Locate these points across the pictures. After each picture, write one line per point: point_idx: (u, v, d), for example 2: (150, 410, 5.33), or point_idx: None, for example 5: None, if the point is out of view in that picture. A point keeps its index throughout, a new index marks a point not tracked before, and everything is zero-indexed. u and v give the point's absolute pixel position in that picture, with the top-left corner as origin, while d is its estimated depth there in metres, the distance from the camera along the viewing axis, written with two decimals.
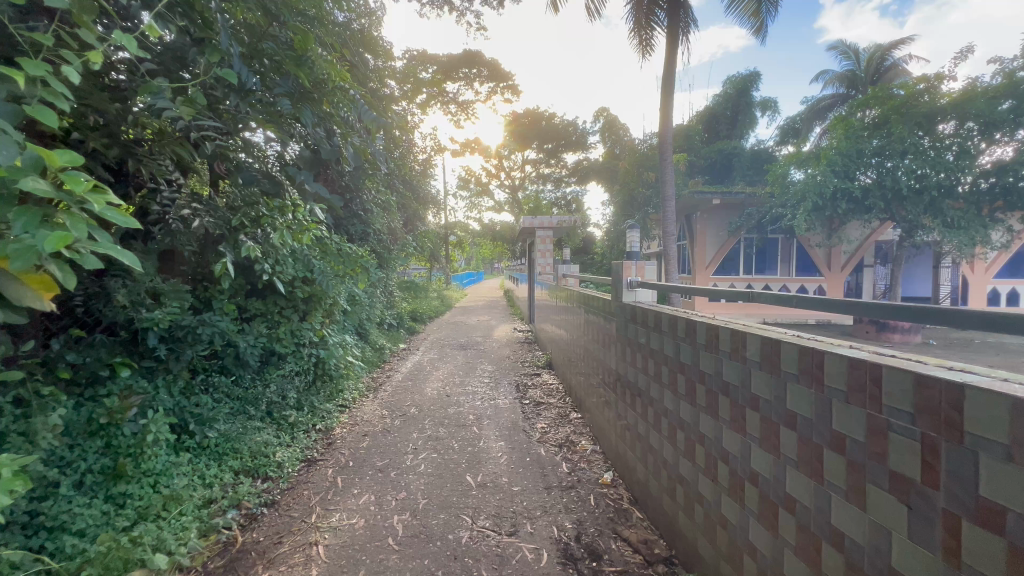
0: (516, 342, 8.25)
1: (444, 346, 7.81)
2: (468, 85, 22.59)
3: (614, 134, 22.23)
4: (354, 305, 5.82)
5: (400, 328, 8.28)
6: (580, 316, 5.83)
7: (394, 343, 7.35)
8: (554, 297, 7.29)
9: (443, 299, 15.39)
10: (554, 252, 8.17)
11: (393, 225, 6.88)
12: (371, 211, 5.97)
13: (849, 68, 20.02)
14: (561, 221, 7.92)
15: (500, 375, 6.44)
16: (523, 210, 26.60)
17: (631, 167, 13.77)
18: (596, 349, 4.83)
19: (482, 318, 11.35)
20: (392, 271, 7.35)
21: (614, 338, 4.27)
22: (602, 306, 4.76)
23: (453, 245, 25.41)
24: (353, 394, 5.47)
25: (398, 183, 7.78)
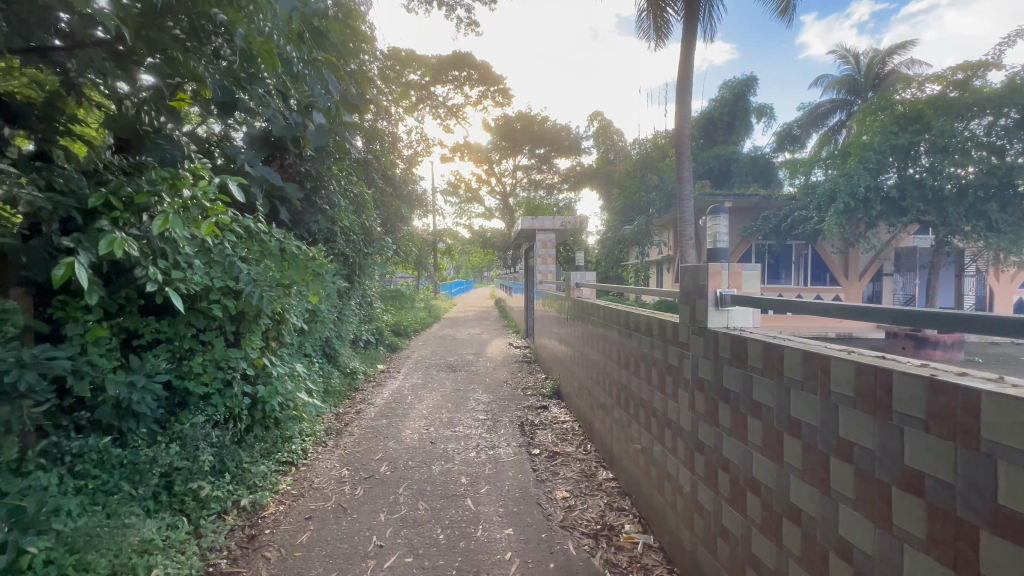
0: (513, 362, 7.21)
1: (429, 367, 6.79)
2: (458, 88, 21.91)
3: (608, 138, 21.54)
4: (314, 325, 4.75)
5: (379, 347, 7.26)
6: (598, 336, 4.78)
7: (371, 367, 6.29)
8: (559, 310, 6.27)
9: (430, 309, 14.41)
10: (557, 259, 7.12)
11: (366, 225, 5.85)
12: (337, 207, 4.95)
13: (848, 73, 19.56)
14: (566, 223, 6.94)
15: (498, 410, 5.40)
16: (514, 217, 25.74)
17: (632, 170, 12.91)
18: (637, 386, 3.78)
19: (473, 331, 10.34)
20: (367, 281, 6.33)
21: (670, 377, 3.27)
22: (643, 328, 3.71)
23: (441, 253, 24.58)
24: (306, 443, 4.40)
25: (374, 180, 6.77)
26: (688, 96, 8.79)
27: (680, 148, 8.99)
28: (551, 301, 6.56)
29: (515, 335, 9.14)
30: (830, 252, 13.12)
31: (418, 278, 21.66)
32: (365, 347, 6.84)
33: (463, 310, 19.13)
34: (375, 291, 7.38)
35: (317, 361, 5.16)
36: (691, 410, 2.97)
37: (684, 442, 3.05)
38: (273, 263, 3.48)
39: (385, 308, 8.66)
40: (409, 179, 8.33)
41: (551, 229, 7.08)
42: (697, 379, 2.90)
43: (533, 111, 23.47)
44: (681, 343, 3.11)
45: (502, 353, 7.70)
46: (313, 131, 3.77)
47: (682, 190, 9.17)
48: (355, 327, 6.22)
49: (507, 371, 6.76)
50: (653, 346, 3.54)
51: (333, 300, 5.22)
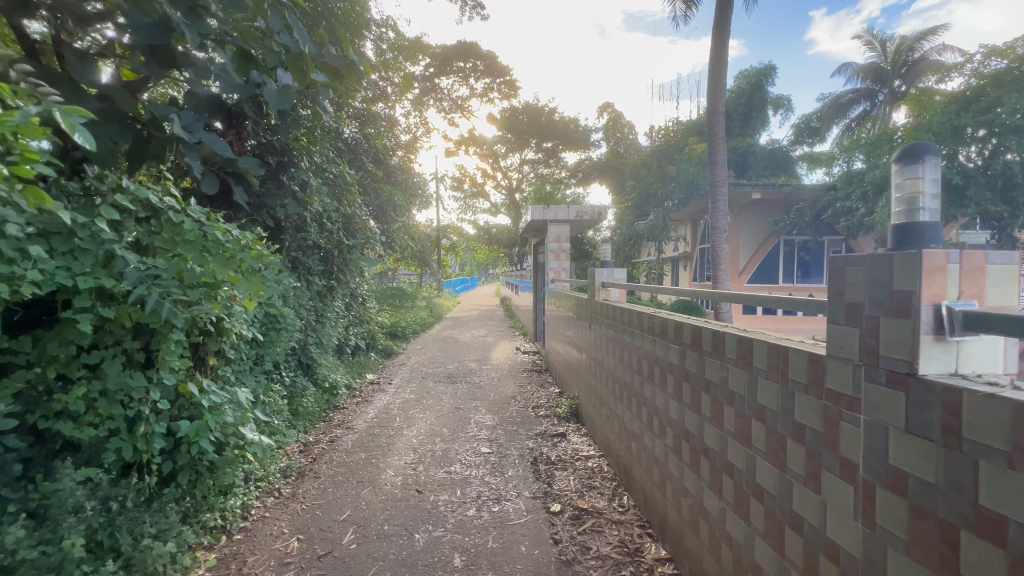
0: (521, 373, 6.36)
1: (426, 378, 6.01)
2: (463, 80, 21.17)
3: (619, 131, 20.64)
4: (270, 331, 3.83)
5: (370, 354, 6.53)
6: (638, 356, 3.61)
7: (356, 378, 5.50)
8: (577, 316, 5.33)
9: (431, 309, 13.65)
10: (571, 254, 6.27)
11: (349, 215, 5.07)
12: (308, 189, 4.16)
13: (874, 60, 18.52)
14: (582, 214, 6.07)
15: (503, 439, 4.43)
16: (521, 213, 24.90)
17: (648, 160, 11.92)
18: (711, 435, 2.58)
19: (477, 333, 9.54)
20: (354, 281, 5.57)
21: (770, 427, 2.08)
22: (715, 350, 2.54)
23: (445, 250, 23.82)
24: (253, 496, 3.28)
25: (365, 165, 5.99)
26: (722, 74, 7.91)
27: (714, 130, 8.12)
28: (565, 301, 5.70)
29: (522, 340, 8.33)
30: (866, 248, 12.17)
31: (421, 275, 20.96)
32: (351, 354, 6.08)
33: (467, 309, 18.44)
34: (365, 290, 6.63)
35: (284, 376, 4.30)
36: (816, 491, 1.78)
37: (809, 541, 1.83)
38: (191, 255, 2.61)
39: (378, 310, 7.89)
40: (405, 166, 7.52)
41: (566, 221, 6.20)
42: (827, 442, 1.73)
43: (541, 103, 22.58)
44: (789, 378, 1.93)
45: (508, 361, 6.87)
46: (275, 91, 3.01)
47: (716, 177, 8.33)
48: (338, 333, 5.41)
49: (515, 386, 5.82)
50: (733, 377, 2.36)
51: (302, 300, 4.39)
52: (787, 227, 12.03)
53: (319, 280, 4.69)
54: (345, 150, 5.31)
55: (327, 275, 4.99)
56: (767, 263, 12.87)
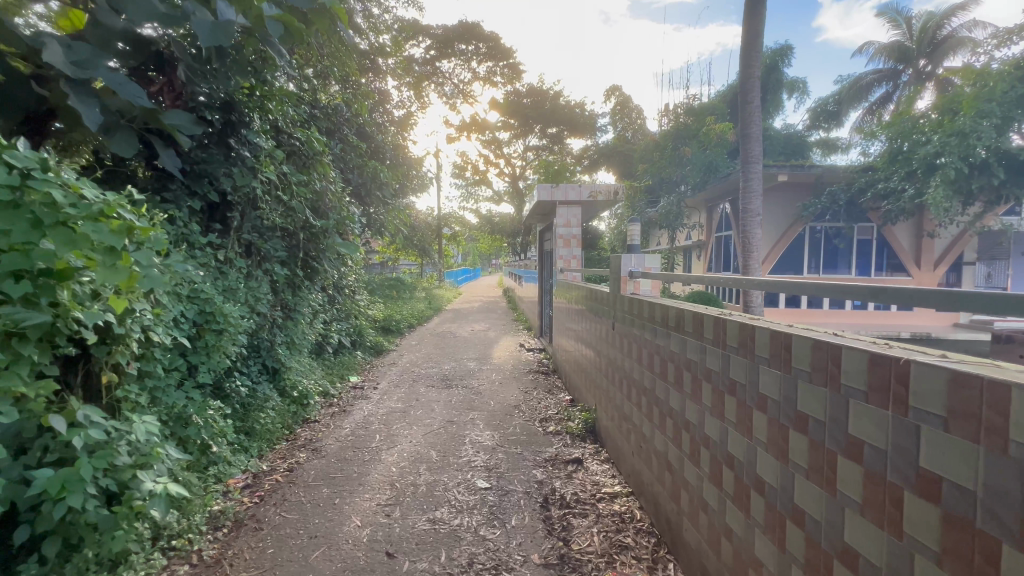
0: (525, 377, 5.65)
1: (417, 382, 5.35)
2: (464, 63, 20.30)
3: (627, 115, 19.78)
4: (187, 328, 2.91)
5: (356, 353, 5.90)
6: (669, 364, 2.95)
7: (330, 387, 4.79)
8: (595, 315, 4.51)
9: (430, 301, 13.05)
10: (583, 240, 5.49)
11: (326, 192, 4.43)
12: (257, 154, 3.54)
13: (899, 38, 17.44)
14: (595, 192, 5.30)
15: (503, 466, 3.62)
16: (524, 201, 24.11)
17: (662, 141, 10.82)
18: (771, 468, 1.95)
19: (477, 327, 8.89)
20: (333, 271, 4.91)
21: (868, 471, 1.45)
22: (773, 359, 1.92)
23: (447, 239, 23.18)
24: (167, 561, 2.42)
25: (347, 139, 5.26)
26: (759, 36, 7.07)
27: (748, 100, 7.39)
28: (578, 294, 4.96)
29: (526, 335, 7.67)
30: (897, 236, 11.44)
31: (422, 265, 20.44)
32: (330, 354, 5.43)
33: (469, 301, 17.86)
34: (351, 283, 5.99)
35: (230, 393, 3.56)
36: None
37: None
38: (13, 227, 1.79)
39: (369, 303, 7.26)
40: (397, 144, 6.80)
41: (580, 204, 5.43)
42: (998, 523, 1.08)
43: (546, 86, 21.69)
44: (909, 407, 1.30)
45: (509, 361, 6.19)
46: (207, 25, 2.33)
47: (750, 152, 7.66)
48: (309, 334, 4.69)
49: (519, 397, 5.03)
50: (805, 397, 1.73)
51: (253, 295, 3.64)
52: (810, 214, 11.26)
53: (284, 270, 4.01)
54: (319, 120, 4.60)
55: (296, 265, 4.32)
56: (788, 252, 12.09)
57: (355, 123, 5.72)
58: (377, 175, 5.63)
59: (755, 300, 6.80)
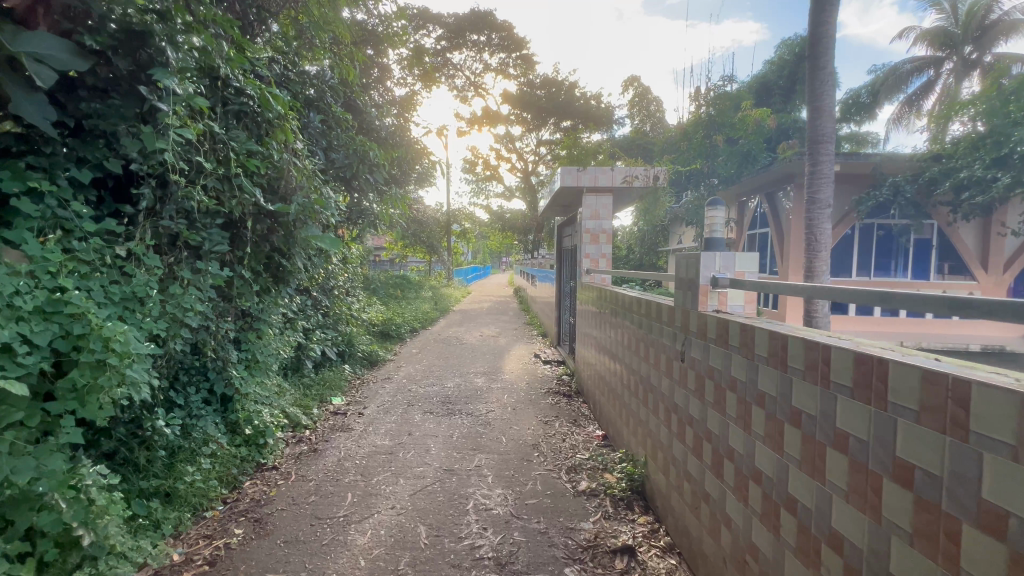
0: (541, 401, 4.78)
1: (413, 406, 4.57)
2: (477, 54, 19.52)
3: (646, 107, 18.80)
4: (33, 366, 2.15)
5: (342, 368, 5.12)
6: (695, 376, 2.72)
7: (296, 417, 4.02)
8: (638, 337, 3.61)
9: (437, 300, 12.42)
10: (614, 235, 4.57)
11: (300, 174, 3.59)
12: (183, 107, 2.81)
13: (943, 23, 16.18)
14: (629, 177, 4.35)
15: (519, 560, 2.61)
16: (538, 197, 23.26)
17: (689, 129, 9.61)
18: (757, 449, 2.12)
19: (487, 331, 8.09)
20: (312, 273, 4.14)
21: (852, 460, 1.60)
22: (770, 357, 2.04)
23: (457, 236, 22.48)
24: None
25: (333, 113, 4.47)
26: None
27: (821, 69, 6.43)
28: (615, 298, 4.08)
29: (541, 343, 6.85)
30: (959, 235, 10.47)
31: (430, 261, 19.83)
32: (306, 373, 4.67)
33: (478, 299, 17.22)
34: (338, 283, 5.24)
35: (134, 450, 2.79)
36: (930, 557, 1.30)
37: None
38: None
39: (363, 306, 6.50)
40: (398, 123, 5.95)
41: (611, 191, 4.52)
42: (956, 501, 1.24)
43: (560, 77, 20.76)
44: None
45: (522, 378, 5.35)
46: None
47: (819, 132, 6.76)
48: (271, 354, 3.90)
49: (536, 435, 4.09)
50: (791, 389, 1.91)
51: (174, 305, 2.86)
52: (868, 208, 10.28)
53: (227, 271, 3.17)
54: (284, 90, 3.85)
55: (253, 267, 3.55)
56: (840, 252, 11.16)
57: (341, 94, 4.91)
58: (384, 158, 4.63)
59: (818, 309, 5.85)
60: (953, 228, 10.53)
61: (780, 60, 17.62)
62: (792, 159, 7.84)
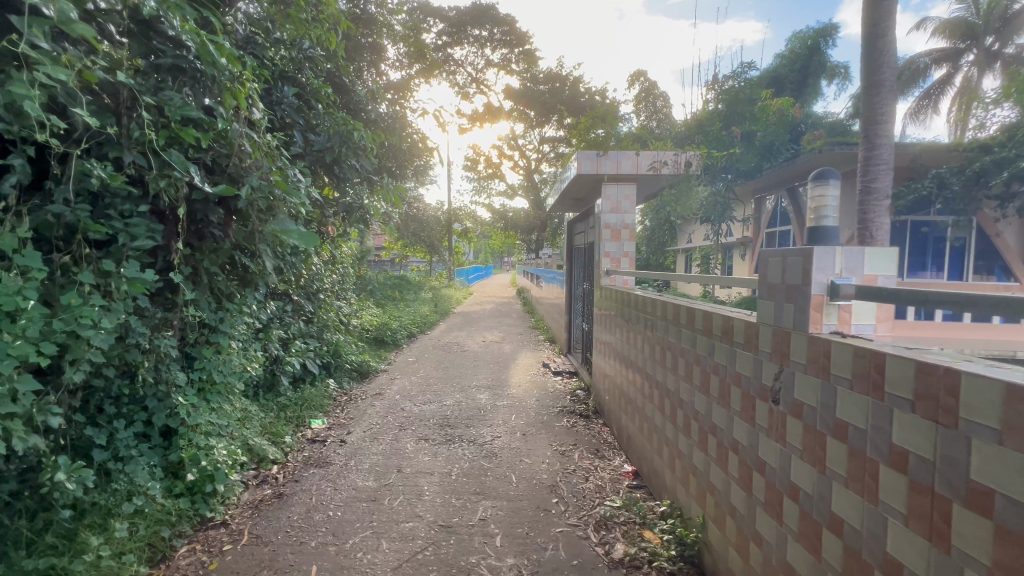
0: (555, 425, 4.22)
1: (406, 430, 4.05)
2: (478, 49, 18.95)
3: (652, 102, 18.17)
4: None
5: (324, 385, 4.56)
6: (703, 373, 2.83)
7: (261, 450, 3.47)
8: (675, 352, 3.17)
9: (437, 302, 11.89)
10: (637, 231, 4.00)
11: (259, 149, 3.01)
12: (77, 52, 2.26)
13: (965, 13, 15.46)
14: (658, 163, 3.79)
15: None
16: (541, 196, 22.69)
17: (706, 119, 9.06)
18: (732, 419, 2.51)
19: (489, 337, 7.53)
20: (287, 274, 3.60)
21: (806, 424, 1.95)
22: (747, 343, 2.41)
23: (458, 235, 21.94)
24: None
25: (312, 84, 3.85)
26: None
27: (882, 37, 6.08)
28: (645, 303, 3.57)
29: (549, 351, 6.29)
30: (998, 234, 9.79)
31: (430, 262, 19.28)
32: (278, 393, 4.11)
33: (479, 300, 16.68)
34: (323, 287, 4.70)
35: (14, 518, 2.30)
36: (859, 493, 1.66)
37: (849, 546, 1.71)
38: None
39: (354, 310, 5.94)
40: (392, 109, 5.38)
41: (634, 180, 3.93)
42: (873, 444, 1.61)
43: (564, 72, 20.16)
44: None
45: (530, 393, 4.80)
46: None
47: (876, 108, 6.33)
48: (232, 376, 3.35)
49: (550, 475, 3.50)
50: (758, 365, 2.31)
51: (67, 318, 2.26)
52: (906, 204, 9.75)
53: (149, 274, 2.59)
54: (247, 61, 3.30)
55: (190, 260, 2.99)
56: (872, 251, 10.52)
57: (321, 70, 4.34)
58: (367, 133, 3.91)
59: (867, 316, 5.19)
60: (990, 226, 9.85)
61: (792, 53, 16.97)
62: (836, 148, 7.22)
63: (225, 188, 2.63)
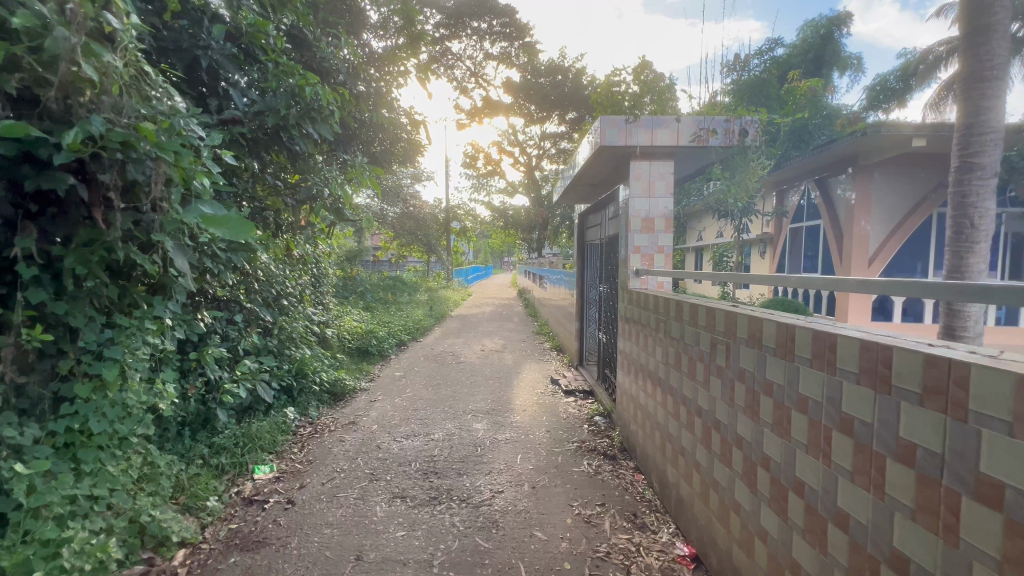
0: (572, 471, 2.70)
1: (377, 483, 2.50)
2: (476, 41, 18.11)
3: None
4: None
5: (253, 426, 2.84)
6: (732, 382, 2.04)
7: (157, 532, 1.98)
8: (693, 356, 2.36)
9: (433, 305, 11.08)
10: (674, 221, 2.92)
11: (147, 82, 1.94)
12: None
13: None
14: (708, 126, 2.68)
15: None
16: (542, 193, 21.84)
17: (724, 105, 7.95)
18: (781, 445, 1.73)
19: (489, 346, 6.68)
20: (220, 279, 2.69)
21: (922, 475, 1.19)
22: (783, 351, 1.72)
23: (457, 235, 21.16)
24: None
25: (238, 23, 2.77)
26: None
27: None
28: (659, 304, 2.71)
29: (558, 364, 5.42)
30: None
31: (429, 261, 18.52)
32: (206, 435, 2.64)
33: (479, 302, 15.88)
34: (287, 290, 3.83)
35: None
36: None
37: None
38: None
39: (330, 317, 5.10)
40: (372, 81, 4.51)
41: (673, 154, 2.87)
42: None
43: (566, 64, 19.22)
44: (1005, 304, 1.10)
45: (539, 422, 3.40)
46: None
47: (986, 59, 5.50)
48: (132, 423, 2.01)
49: (575, 564, 1.95)
50: (815, 383, 1.57)
51: None
52: None
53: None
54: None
55: (40, 253, 1.86)
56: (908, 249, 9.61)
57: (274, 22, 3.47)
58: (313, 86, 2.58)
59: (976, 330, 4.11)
60: None
61: (804, 43, 16.09)
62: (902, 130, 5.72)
63: (8, 123, 1.48)
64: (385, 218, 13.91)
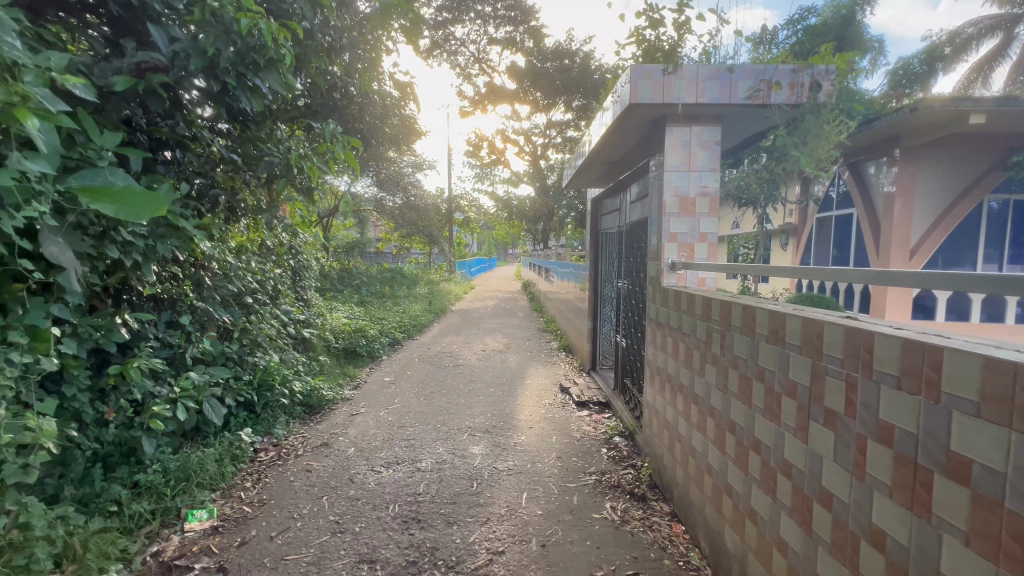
0: (592, 515, 2.12)
1: (338, 538, 1.92)
2: (481, 23, 17.32)
3: None
4: None
5: (193, 455, 2.24)
6: (805, 418, 1.32)
7: None
8: (750, 374, 1.60)
9: (434, 299, 10.53)
10: (719, 202, 2.32)
11: None
12: None
13: None
14: (766, 79, 2.05)
15: None
16: (547, 183, 21.12)
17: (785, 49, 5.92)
18: (903, 520, 1.00)
19: (492, 345, 6.11)
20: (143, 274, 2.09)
21: None
22: (911, 383, 0.98)
23: (460, 226, 20.58)
24: None
25: None
26: None
27: None
28: (695, 302, 1.99)
29: (568, 368, 4.85)
30: None
31: (430, 253, 17.95)
32: (128, 468, 2.03)
33: (482, 296, 15.30)
34: (252, 286, 3.27)
35: None
36: None
37: None
38: None
39: (313, 315, 4.55)
40: None
41: (719, 116, 2.27)
42: None
43: (575, 48, 18.36)
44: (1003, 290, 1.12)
45: (548, 445, 2.84)
46: None
47: None
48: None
49: None
50: (975, 435, 0.85)
51: None
52: None
53: None
54: None
55: None
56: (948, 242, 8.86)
57: None
58: (248, 15, 1.78)
59: None
60: None
61: None
62: (955, 99, 4.50)
63: None
64: (383, 207, 13.31)
